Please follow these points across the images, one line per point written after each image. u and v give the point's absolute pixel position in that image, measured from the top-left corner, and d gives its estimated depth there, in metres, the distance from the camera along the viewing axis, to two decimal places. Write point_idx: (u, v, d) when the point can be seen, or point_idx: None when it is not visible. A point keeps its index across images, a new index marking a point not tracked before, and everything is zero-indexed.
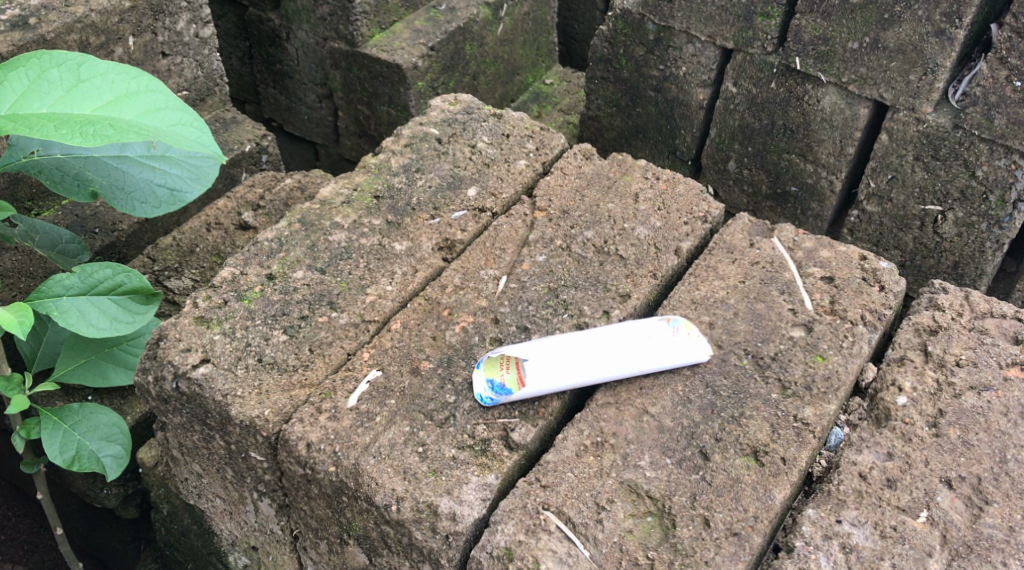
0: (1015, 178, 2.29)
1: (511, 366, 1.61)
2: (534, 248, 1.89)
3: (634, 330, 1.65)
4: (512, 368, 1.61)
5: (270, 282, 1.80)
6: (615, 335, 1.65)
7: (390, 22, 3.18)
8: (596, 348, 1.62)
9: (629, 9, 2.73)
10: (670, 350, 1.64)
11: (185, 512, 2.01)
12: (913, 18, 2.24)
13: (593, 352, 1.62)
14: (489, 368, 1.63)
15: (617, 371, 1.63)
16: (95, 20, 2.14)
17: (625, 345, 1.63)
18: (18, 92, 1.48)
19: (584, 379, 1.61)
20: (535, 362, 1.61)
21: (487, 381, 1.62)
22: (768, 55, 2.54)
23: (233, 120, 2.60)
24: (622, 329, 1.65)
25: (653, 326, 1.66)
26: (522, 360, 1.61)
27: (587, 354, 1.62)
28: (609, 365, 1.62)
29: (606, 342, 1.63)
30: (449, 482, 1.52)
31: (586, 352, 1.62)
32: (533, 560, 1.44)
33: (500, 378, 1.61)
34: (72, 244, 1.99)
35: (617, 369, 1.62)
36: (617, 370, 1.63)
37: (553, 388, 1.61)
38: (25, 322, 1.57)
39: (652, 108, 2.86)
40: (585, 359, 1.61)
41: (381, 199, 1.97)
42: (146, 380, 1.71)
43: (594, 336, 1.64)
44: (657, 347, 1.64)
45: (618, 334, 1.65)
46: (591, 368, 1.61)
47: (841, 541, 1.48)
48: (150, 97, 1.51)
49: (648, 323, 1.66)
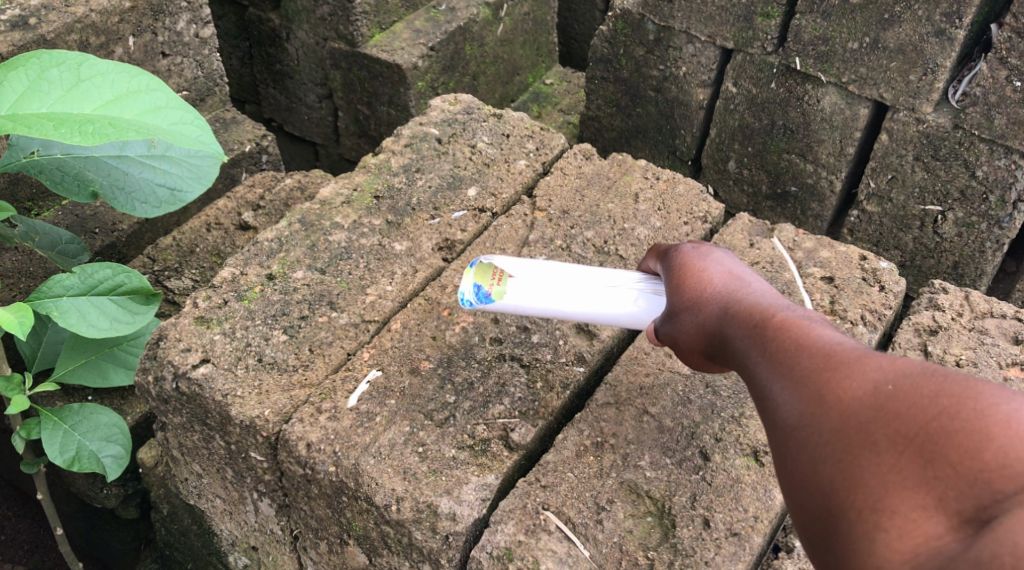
0: (1015, 178, 2.29)
1: (496, 280, 1.58)
2: (534, 248, 1.89)
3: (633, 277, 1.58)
4: (498, 282, 1.58)
5: (270, 282, 1.80)
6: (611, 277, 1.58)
7: (390, 22, 3.17)
8: (586, 287, 1.57)
9: (629, 9, 2.73)
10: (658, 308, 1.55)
11: (185, 512, 2.01)
12: (913, 17, 2.24)
13: (581, 288, 1.57)
14: (477, 274, 1.60)
15: (597, 313, 1.57)
16: (95, 20, 2.14)
17: (616, 291, 1.56)
18: (18, 92, 1.47)
19: (562, 311, 1.58)
20: (521, 282, 1.57)
21: (475, 285, 1.59)
22: (768, 56, 2.54)
23: (233, 120, 2.60)
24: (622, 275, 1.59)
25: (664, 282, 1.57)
26: (509, 277, 1.58)
27: (575, 289, 1.57)
28: (591, 305, 1.57)
29: (599, 283, 1.58)
30: (449, 482, 1.52)
31: (574, 286, 1.57)
32: (533, 560, 1.44)
33: (481, 290, 1.58)
34: (73, 244, 1.98)
35: (597, 312, 1.57)
36: (599, 313, 1.57)
37: (529, 307, 1.58)
38: (25, 322, 1.57)
39: (652, 108, 2.87)
40: (569, 293, 1.57)
41: (381, 199, 1.97)
42: (146, 380, 1.71)
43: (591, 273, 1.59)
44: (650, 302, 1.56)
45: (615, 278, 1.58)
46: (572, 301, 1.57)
47: None
48: (151, 97, 1.52)
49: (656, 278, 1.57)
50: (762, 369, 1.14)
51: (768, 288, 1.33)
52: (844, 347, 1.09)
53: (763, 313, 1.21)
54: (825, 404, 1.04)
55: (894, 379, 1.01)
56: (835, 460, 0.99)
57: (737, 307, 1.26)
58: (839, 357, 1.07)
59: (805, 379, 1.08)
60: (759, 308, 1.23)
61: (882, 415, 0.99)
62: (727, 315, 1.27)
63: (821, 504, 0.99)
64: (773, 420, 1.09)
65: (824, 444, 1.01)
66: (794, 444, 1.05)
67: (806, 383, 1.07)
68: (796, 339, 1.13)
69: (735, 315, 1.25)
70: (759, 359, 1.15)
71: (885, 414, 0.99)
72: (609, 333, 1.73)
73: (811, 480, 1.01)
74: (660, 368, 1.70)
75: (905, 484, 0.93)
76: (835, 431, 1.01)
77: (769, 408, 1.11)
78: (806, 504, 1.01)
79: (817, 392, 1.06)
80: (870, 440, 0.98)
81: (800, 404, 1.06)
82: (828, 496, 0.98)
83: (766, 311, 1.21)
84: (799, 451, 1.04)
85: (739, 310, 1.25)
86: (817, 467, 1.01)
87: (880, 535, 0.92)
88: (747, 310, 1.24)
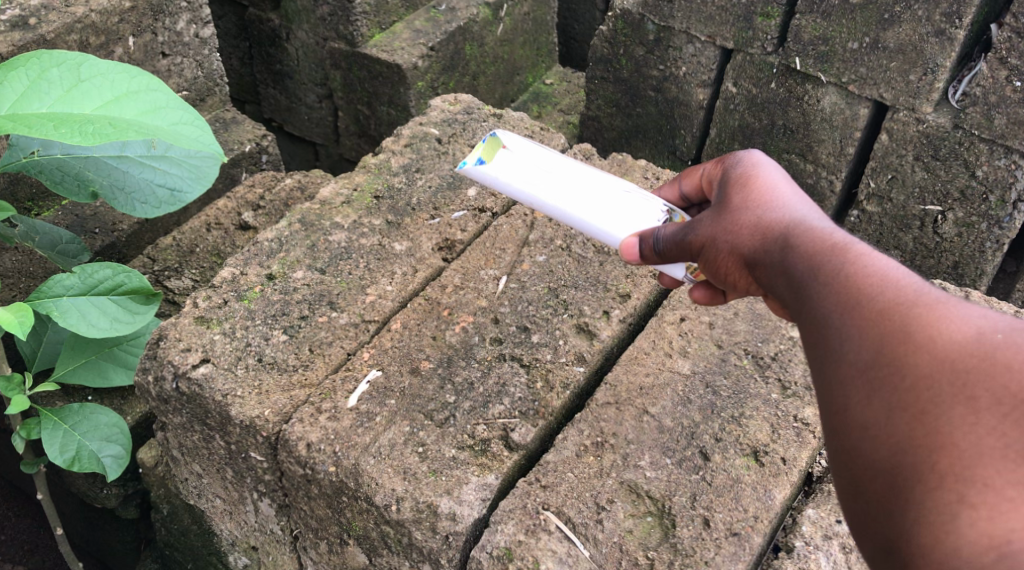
0: (1015, 178, 2.30)
1: (492, 149, 1.53)
2: (534, 248, 1.89)
3: (627, 190, 1.50)
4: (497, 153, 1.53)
5: (271, 282, 1.80)
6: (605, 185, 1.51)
7: (390, 22, 3.17)
8: (574, 185, 1.50)
9: (629, 9, 2.73)
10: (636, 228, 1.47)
11: (185, 512, 2.01)
12: (913, 17, 2.24)
13: (568, 185, 1.50)
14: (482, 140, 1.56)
15: (576, 215, 1.50)
16: (95, 20, 2.14)
17: (601, 198, 1.49)
18: (18, 92, 1.46)
19: (540, 203, 1.52)
20: (517, 160, 1.52)
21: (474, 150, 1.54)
22: (768, 56, 2.54)
23: (233, 120, 2.61)
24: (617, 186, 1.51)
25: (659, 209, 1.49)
26: (506, 149, 1.53)
27: (561, 183, 1.50)
28: (571, 204, 1.50)
29: (591, 185, 1.51)
30: (449, 482, 1.52)
31: (563, 181, 1.50)
32: (533, 560, 1.44)
33: (474, 156, 1.54)
34: (73, 244, 1.98)
35: (576, 212, 1.50)
36: (576, 217, 1.50)
37: (512, 186, 1.52)
38: (25, 322, 1.57)
39: (652, 108, 2.87)
40: (553, 187, 1.50)
41: (381, 199, 1.97)
42: (146, 380, 1.71)
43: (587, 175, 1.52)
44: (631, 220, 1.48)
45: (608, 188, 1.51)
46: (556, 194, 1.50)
47: (840, 541, 1.50)
48: (151, 97, 1.52)
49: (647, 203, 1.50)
50: (832, 311, 1.05)
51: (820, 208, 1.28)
52: (928, 292, 1.02)
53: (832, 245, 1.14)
54: (905, 349, 0.97)
55: (986, 335, 0.95)
56: (913, 412, 0.93)
57: (798, 233, 1.21)
58: (924, 302, 1.00)
59: (884, 322, 1.00)
60: (826, 239, 1.16)
61: (974, 372, 0.92)
62: (785, 240, 1.21)
63: (890, 457, 0.94)
64: (835, 357, 1.03)
65: (900, 394, 0.95)
66: (861, 386, 0.99)
67: (885, 326, 1.00)
68: (871, 276, 1.06)
69: (798, 245, 1.18)
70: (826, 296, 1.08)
71: (977, 373, 0.92)
72: (609, 333, 1.73)
73: (879, 429, 0.95)
74: (660, 368, 1.70)
75: (998, 454, 0.87)
76: (916, 381, 0.95)
77: (833, 343, 1.04)
78: (880, 461, 0.94)
79: (896, 337, 0.99)
80: (954, 396, 0.92)
81: (874, 345, 0.99)
82: (898, 449, 0.93)
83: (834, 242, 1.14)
84: (868, 395, 0.98)
85: (798, 232, 1.20)
86: (889, 417, 0.95)
87: (966, 510, 0.86)
88: (812, 252, 1.14)
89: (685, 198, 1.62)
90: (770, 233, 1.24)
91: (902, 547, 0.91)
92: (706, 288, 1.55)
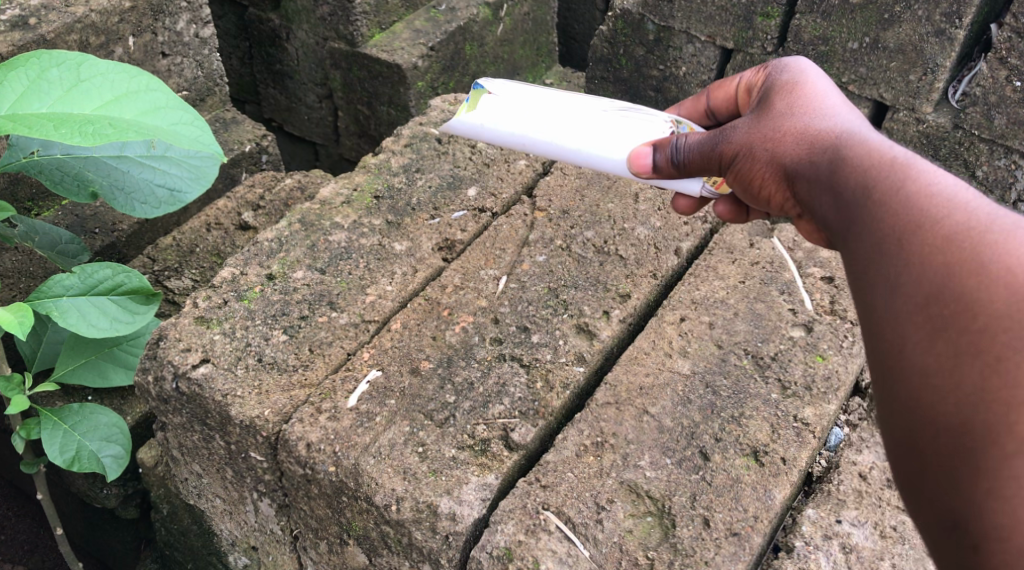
0: (1015, 178, 2.31)
1: (480, 100, 1.60)
2: (534, 248, 1.89)
3: (615, 112, 1.54)
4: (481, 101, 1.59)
5: (271, 282, 1.80)
6: (591, 112, 1.54)
7: (390, 22, 3.17)
8: (562, 117, 1.54)
9: (629, 9, 2.74)
10: (628, 148, 1.51)
11: (185, 512, 2.01)
12: (913, 17, 2.25)
13: (556, 117, 1.54)
14: (467, 94, 1.63)
15: (567, 148, 1.55)
16: (95, 20, 2.14)
17: (590, 125, 1.53)
18: (18, 92, 1.46)
19: (533, 142, 1.57)
20: (500, 106, 1.58)
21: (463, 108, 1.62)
22: (768, 56, 2.54)
23: (233, 120, 2.61)
24: (604, 111, 1.54)
25: (648, 125, 1.53)
26: (493, 97, 1.59)
27: (549, 117, 1.55)
28: (562, 136, 1.54)
29: (579, 112, 1.54)
30: (449, 482, 1.52)
31: (550, 115, 1.55)
32: (533, 560, 1.44)
33: (464, 110, 1.61)
34: (72, 244, 1.98)
35: (565, 145, 1.55)
36: (569, 149, 1.55)
37: (501, 132, 1.58)
38: (25, 322, 1.57)
39: (652, 109, 2.87)
40: (542, 123, 1.55)
41: (381, 199, 1.97)
42: (146, 380, 1.71)
43: (573, 104, 1.56)
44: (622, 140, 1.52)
45: (595, 114, 1.54)
46: (545, 130, 1.55)
47: (841, 541, 1.51)
48: (151, 97, 1.52)
49: (638, 122, 1.53)
50: (900, 252, 1.04)
51: (862, 116, 1.37)
52: (995, 221, 1.01)
53: (887, 175, 1.14)
54: (974, 288, 0.96)
55: None
56: (985, 359, 0.92)
57: (846, 156, 1.23)
58: (991, 233, 1.00)
59: (951, 258, 1.00)
60: (879, 167, 1.16)
61: None
62: (835, 163, 1.25)
63: (958, 410, 0.93)
64: (895, 297, 1.02)
65: (969, 339, 0.94)
66: (923, 327, 0.98)
67: (951, 262, 0.99)
68: (932, 207, 1.06)
69: (851, 175, 1.19)
70: (887, 233, 1.07)
71: None
72: (609, 333, 1.73)
73: (943, 373, 0.95)
74: (660, 368, 1.69)
75: None
76: (987, 323, 0.94)
77: (893, 281, 1.03)
78: (946, 413, 0.94)
79: (963, 274, 0.98)
80: None
81: (941, 282, 0.99)
82: (968, 405, 0.92)
83: (889, 174, 1.14)
84: (932, 337, 0.97)
85: (843, 140, 1.27)
86: (956, 363, 0.94)
87: None
88: (875, 191, 1.13)
89: (710, 114, 1.70)
90: (814, 142, 1.32)
91: (968, 511, 0.91)
92: (730, 204, 1.68)
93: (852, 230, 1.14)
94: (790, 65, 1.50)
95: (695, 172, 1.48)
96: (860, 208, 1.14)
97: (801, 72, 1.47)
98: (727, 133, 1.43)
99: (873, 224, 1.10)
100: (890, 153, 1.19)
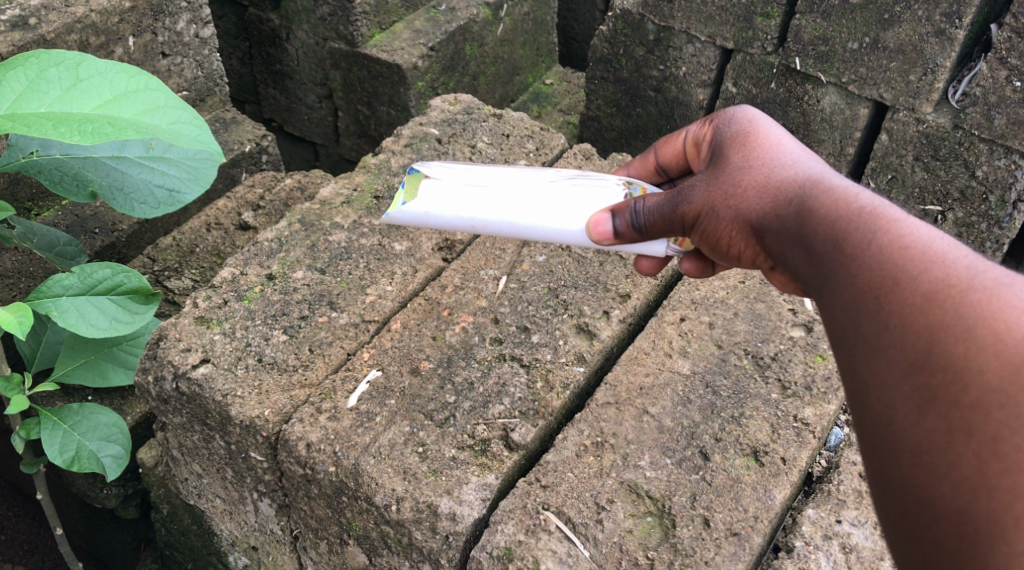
0: (1015, 178, 2.32)
1: (419, 185, 1.55)
2: (534, 248, 1.89)
3: (566, 183, 1.53)
4: (421, 189, 1.54)
5: (270, 282, 1.80)
6: (543, 190, 1.52)
7: (390, 22, 3.17)
8: (512, 193, 1.51)
9: (629, 9, 2.76)
10: (587, 218, 1.49)
11: (185, 512, 2.00)
12: (913, 17, 2.26)
13: (506, 196, 1.51)
14: (404, 183, 1.58)
15: (521, 225, 1.51)
16: (95, 20, 2.14)
17: (543, 199, 1.51)
18: (17, 91, 1.46)
19: (485, 223, 1.52)
20: (445, 192, 1.52)
21: (401, 198, 1.56)
22: (769, 56, 2.56)
23: (233, 120, 2.61)
24: (556, 188, 1.52)
25: (604, 192, 1.52)
26: (435, 181, 1.54)
27: (499, 196, 1.51)
28: (517, 214, 1.50)
29: (530, 190, 1.52)
30: (449, 482, 1.51)
31: (499, 194, 1.51)
32: (533, 560, 1.43)
33: (404, 198, 1.55)
34: (70, 245, 1.98)
35: (519, 222, 1.51)
36: (526, 226, 1.51)
37: (450, 217, 1.52)
38: (24, 322, 1.57)
39: (652, 108, 2.89)
40: (493, 202, 1.51)
41: (381, 199, 1.98)
42: (146, 380, 1.71)
43: (520, 183, 1.53)
44: (579, 211, 1.50)
45: (547, 191, 1.51)
46: (499, 211, 1.51)
47: (841, 541, 1.50)
48: (150, 96, 1.53)
49: (593, 192, 1.52)
50: (878, 318, 1.02)
51: (818, 157, 1.36)
52: (975, 277, 1.00)
53: (859, 226, 1.12)
54: (961, 357, 0.94)
55: None
56: (981, 440, 0.91)
57: (813, 205, 1.21)
58: (973, 292, 0.98)
59: (932, 321, 0.98)
60: (851, 217, 1.14)
61: None
62: (802, 212, 1.22)
63: (957, 495, 0.91)
64: (877, 364, 1.00)
65: (961, 414, 0.92)
66: (911, 398, 0.96)
67: (933, 327, 0.97)
68: (908, 264, 1.04)
69: (821, 227, 1.17)
70: (863, 292, 1.05)
71: None
72: (609, 333, 1.73)
73: (938, 451, 0.93)
74: (660, 368, 1.69)
75: None
76: (979, 397, 0.92)
77: (874, 347, 1.01)
78: (947, 501, 0.92)
79: (946, 341, 0.96)
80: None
81: (922, 349, 0.97)
82: (969, 492, 0.91)
83: (860, 225, 1.12)
84: (921, 412, 0.95)
85: (809, 189, 1.25)
86: (951, 441, 0.92)
87: None
88: (847, 249, 1.11)
89: (660, 170, 1.68)
90: (777, 193, 1.29)
91: None
92: (695, 260, 1.60)
93: (827, 291, 1.11)
94: (736, 114, 1.49)
95: (659, 233, 1.44)
96: (833, 263, 1.12)
97: (749, 120, 1.46)
98: (686, 193, 1.40)
99: (849, 278, 1.08)
100: (859, 200, 1.17)
